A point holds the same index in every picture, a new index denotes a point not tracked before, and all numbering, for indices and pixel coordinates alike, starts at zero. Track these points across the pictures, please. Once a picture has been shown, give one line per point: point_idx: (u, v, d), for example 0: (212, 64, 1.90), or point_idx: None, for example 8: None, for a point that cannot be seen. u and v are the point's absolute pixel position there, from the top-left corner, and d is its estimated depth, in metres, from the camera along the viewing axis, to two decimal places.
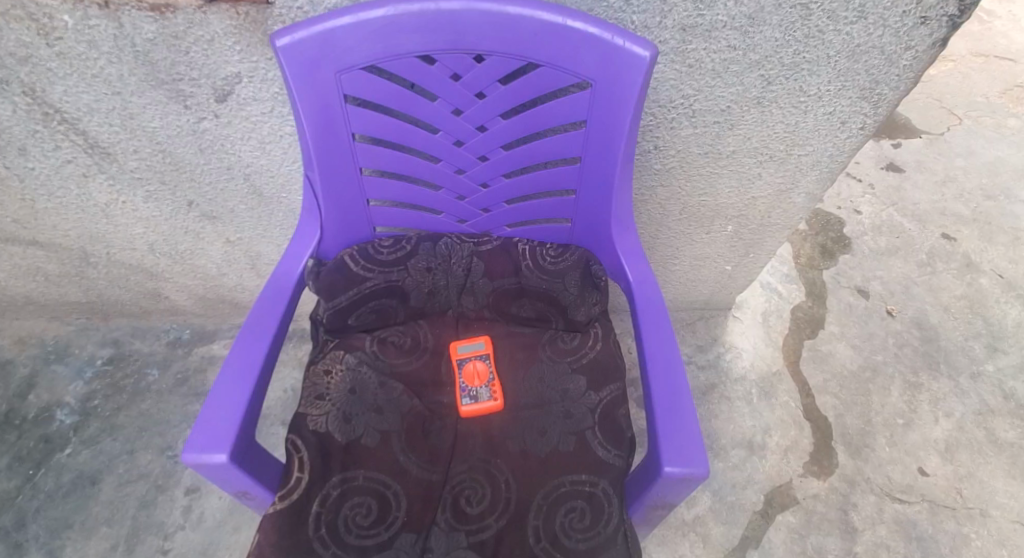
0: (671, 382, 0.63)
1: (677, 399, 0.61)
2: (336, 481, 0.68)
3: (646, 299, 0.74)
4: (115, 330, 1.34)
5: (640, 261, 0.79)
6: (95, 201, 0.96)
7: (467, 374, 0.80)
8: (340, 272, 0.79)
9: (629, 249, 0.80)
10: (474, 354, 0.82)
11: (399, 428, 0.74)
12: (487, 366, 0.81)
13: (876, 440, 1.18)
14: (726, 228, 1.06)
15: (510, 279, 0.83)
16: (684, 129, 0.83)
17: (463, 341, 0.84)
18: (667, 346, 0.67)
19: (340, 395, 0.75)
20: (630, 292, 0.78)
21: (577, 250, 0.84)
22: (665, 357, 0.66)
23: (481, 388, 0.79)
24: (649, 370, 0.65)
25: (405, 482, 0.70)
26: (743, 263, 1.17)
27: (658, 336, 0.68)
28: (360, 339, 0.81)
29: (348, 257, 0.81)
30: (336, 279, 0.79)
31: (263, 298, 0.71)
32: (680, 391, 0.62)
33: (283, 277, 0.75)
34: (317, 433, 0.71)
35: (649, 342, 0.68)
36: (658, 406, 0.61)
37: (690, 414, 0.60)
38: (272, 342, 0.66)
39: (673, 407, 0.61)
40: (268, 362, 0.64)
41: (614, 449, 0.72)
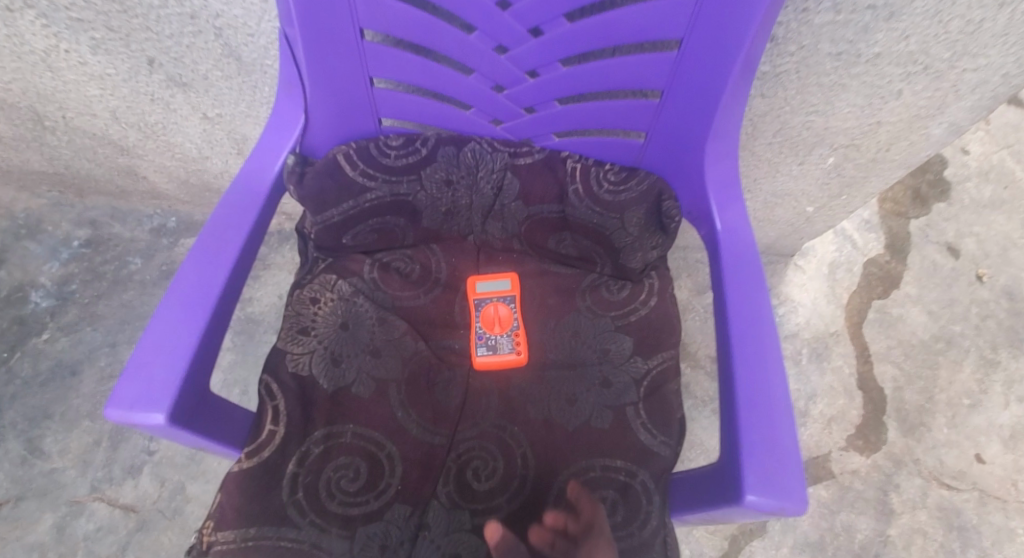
0: (763, 378, 0.47)
1: (767, 403, 0.46)
2: (319, 437, 0.55)
3: (737, 256, 0.55)
4: (92, 209, 1.18)
5: (734, 204, 0.59)
6: (31, 47, 0.75)
7: (485, 319, 0.65)
8: (331, 177, 0.60)
9: (721, 183, 0.59)
10: (496, 295, 0.66)
11: (399, 377, 0.61)
12: (511, 312, 0.66)
13: (934, 419, 1.05)
14: (826, 159, 0.84)
15: (551, 207, 0.65)
16: (819, 16, 0.59)
17: (484, 277, 0.68)
18: (761, 328, 0.50)
19: (329, 330, 0.61)
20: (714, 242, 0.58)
21: (646, 176, 0.63)
22: (756, 340, 0.49)
23: (502, 337, 0.64)
24: (734, 358, 0.48)
25: (403, 444, 0.58)
26: (829, 205, 0.95)
27: (746, 313, 0.51)
28: (359, 263, 0.66)
29: (343, 159, 0.60)
30: (327, 185, 0.60)
31: (225, 205, 0.53)
32: (770, 391, 0.46)
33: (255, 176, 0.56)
34: (298, 377, 0.58)
35: (734, 319, 0.50)
36: (744, 410, 0.45)
37: (786, 427, 0.44)
38: (233, 273, 0.50)
39: (763, 414, 0.45)
40: (223, 299, 0.48)
41: (661, 434, 0.57)
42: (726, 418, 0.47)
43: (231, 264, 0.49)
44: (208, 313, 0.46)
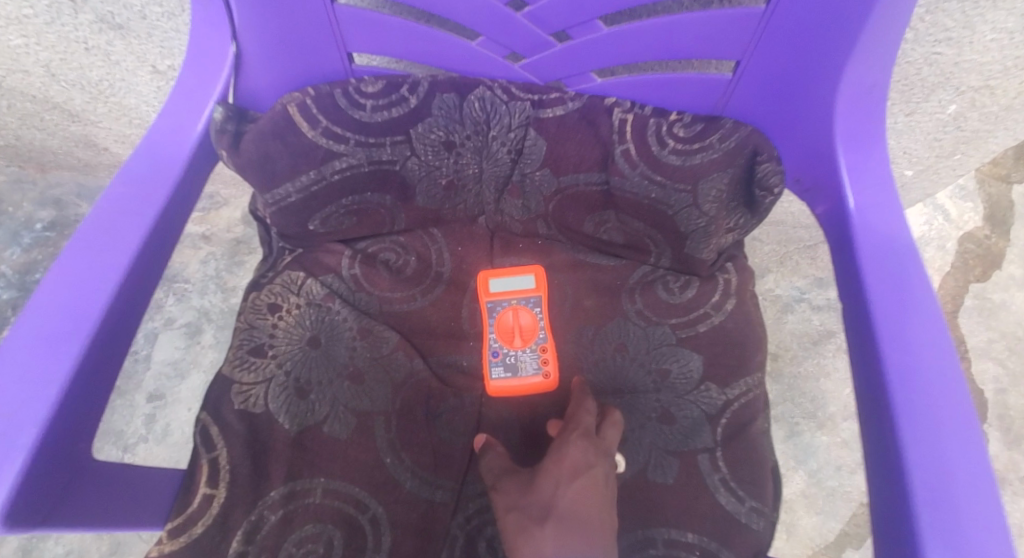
0: (947, 450, 0.30)
1: (959, 492, 0.29)
2: (276, 499, 0.41)
3: (883, 247, 0.36)
4: (56, 187, 1.04)
5: (874, 166, 0.38)
6: None
7: (502, 329, 0.49)
8: (282, 140, 0.41)
9: (854, 131, 0.38)
10: (516, 296, 0.49)
11: (387, 409, 0.46)
12: (535, 319, 0.49)
13: None
14: (947, 108, 0.63)
15: (592, 177, 0.47)
16: None
17: (498, 271, 0.51)
18: (936, 365, 0.32)
19: (293, 350, 0.46)
20: (839, 224, 0.39)
21: (733, 125, 0.42)
22: (933, 388, 0.31)
23: (525, 354, 0.48)
24: (898, 420, 0.31)
25: (392, 504, 0.43)
26: (934, 168, 0.76)
27: (906, 339, 0.33)
28: (336, 255, 0.51)
29: (295, 111, 0.41)
30: (274, 150, 0.41)
31: (120, 183, 0.36)
32: (963, 478, 0.29)
33: (166, 138, 0.39)
34: (248, 416, 0.43)
35: (891, 350, 0.33)
36: (923, 510, 0.28)
37: (993, 539, 0.28)
38: (125, 288, 0.33)
39: (957, 515, 0.28)
40: (106, 330, 0.32)
41: (749, 498, 0.41)
42: (891, 514, 0.31)
43: (121, 275, 0.33)
44: (78, 354, 0.30)
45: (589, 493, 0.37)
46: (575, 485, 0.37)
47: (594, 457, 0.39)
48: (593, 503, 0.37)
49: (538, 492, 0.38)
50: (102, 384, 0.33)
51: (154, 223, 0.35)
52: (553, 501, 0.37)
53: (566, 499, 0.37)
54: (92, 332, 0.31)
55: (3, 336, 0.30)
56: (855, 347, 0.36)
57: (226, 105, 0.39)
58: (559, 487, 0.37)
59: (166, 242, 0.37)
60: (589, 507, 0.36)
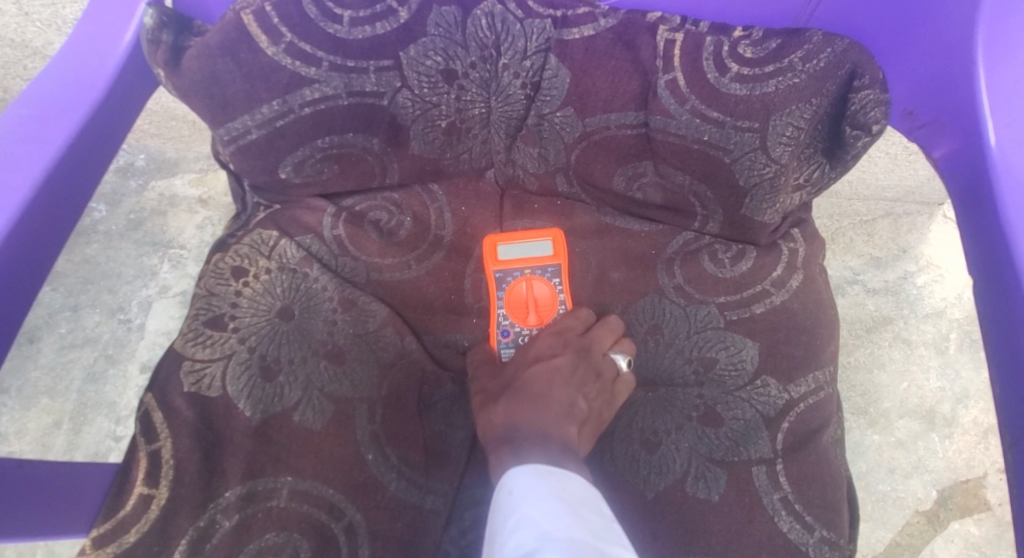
0: None
1: None
2: (231, 502, 0.34)
3: None
4: None
5: None
6: None
7: (512, 304, 0.40)
8: (235, 59, 0.33)
9: (1000, 43, 0.28)
10: (530, 264, 0.41)
11: (371, 396, 0.38)
12: (554, 295, 0.40)
13: None
14: None
15: (627, 119, 0.37)
16: None
17: (507, 234, 0.41)
18: None
19: (259, 323, 0.39)
20: (971, 172, 0.29)
21: (827, 45, 0.32)
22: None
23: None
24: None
25: (372, 511, 0.36)
26: None
27: None
28: (316, 213, 0.43)
29: (251, 20, 0.33)
30: (224, 69, 0.33)
31: (18, 107, 0.29)
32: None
33: (85, 55, 0.31)
34: (201, 400, 0.36)
35: None
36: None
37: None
38: (18, 233, 0.27)
39: None
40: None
41: (818, 526, 0.33)
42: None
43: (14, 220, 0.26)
44: None
45: (551, 375, 0.34)
46: (537, 368, 0.35)
47: (566, 348, 0.36)
48: (557, 382, 0.33)
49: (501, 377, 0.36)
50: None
51: (60, 155, 0.28)
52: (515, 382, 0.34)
53: (528, 378, 0.34)
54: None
55: None
56: (999, 333, 0.27)
57: (160, 7, 0.32)
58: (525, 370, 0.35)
59: (81, 182, 0.30)
60: (550, 386, 0.33)
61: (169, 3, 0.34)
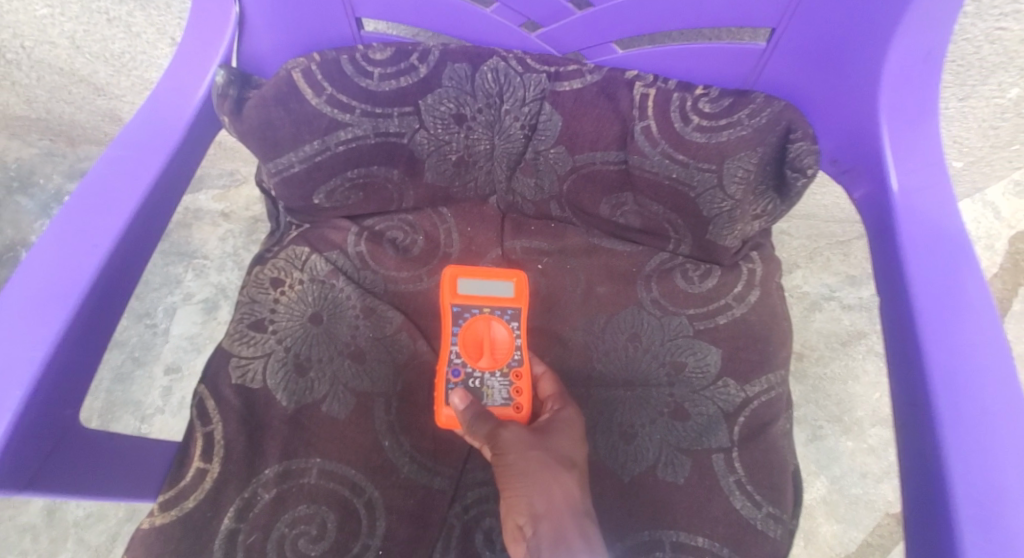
0: (994, 464, 0.26)
1: (1007, 512, 0.25)
2: (269, 478, 0.40)
3: (931, 235, 0.33)
4: (83, 160, 1.06)
5: (924, 146, 0.35)
6: None
7: (471, 341, 0.43)
8: (284, 107, 0.40)
9: (899, 109, 0.35)
10: (490, 304, 0.44)
11: (387, 391, 0.45)
12: (512, 339, 0.43)
13: None
14: (1009, 92, 0.56)
15: (610, 157, 0.43)
16: None
17: (471, 271, 0.45)
18: (984, 361, 0.29)
19: (293, 326, 0.45)
20: (881, 209, 0.36)
21: (769, 101, 0.39)
22: (979, 389, 0.28)
23: (494, 381, 0.41)
24: (940, 423, 0.28)
25: (388, 489, 0.42)
26: (990, 160, 0.69)
27: (955, 336, 0.30)
28: (342, 232, 0.49)
29: (300, 77, 0.39)
30: (277, 116, 0.40)
31: (115, 148, 0.35)
32: (1014, 496, 0.26)
33: (166, 105, 0.37)
34: (246, 391, 0.42)
35: (932, 344, 0.30)
36: (963, 526, 0.25)
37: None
38: (117, 253, 0.32)
39: (1003, 530, 0.25)
40: (98, 297, 0.31)
41: (766, 503, 0.39)
42: (925, 526, 0.28)
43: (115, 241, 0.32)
44: (69, 316, 0.29)
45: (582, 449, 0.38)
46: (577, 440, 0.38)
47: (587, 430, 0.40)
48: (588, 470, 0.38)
49: (551, 443, 0.36)
50: (91, 351, 0.32)
51: (149, 188, 0.34)
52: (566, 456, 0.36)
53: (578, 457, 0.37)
54: (83, 295, 0.30)
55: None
56: (892, 340, 0.34)
57: (229, 69, 0.38)
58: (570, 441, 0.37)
59: (161, 209, 0.36)
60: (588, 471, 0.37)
61: (236, 61, 0.40)
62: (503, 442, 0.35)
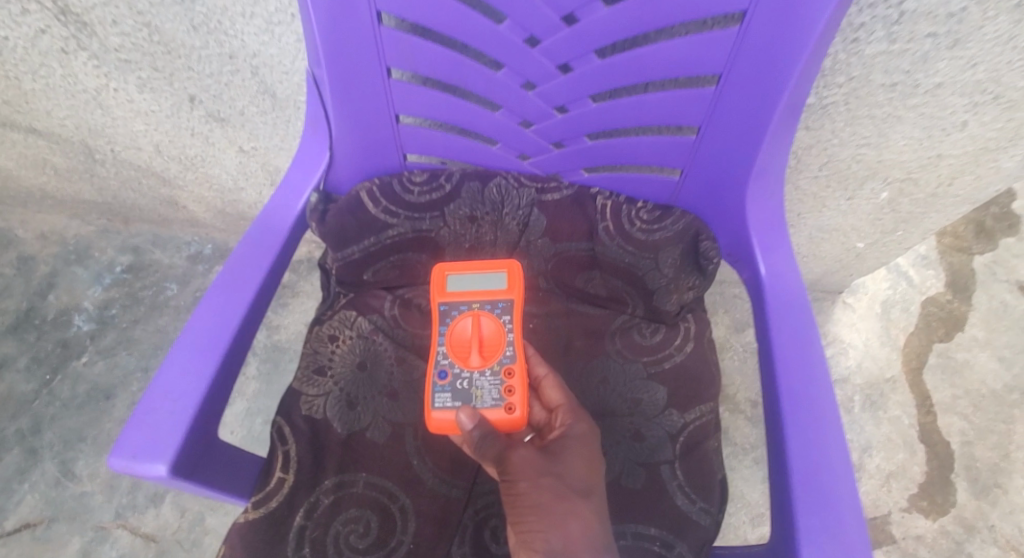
0: (818, 448, 0.41)
1: (827, 481, 0.40)
2: (329, 487, 0.53)
3: (787, 301, 0.50)
4: (136, 236, 1.23)
5: (781, 246, 0.53)
6: (84, 86, 0.79)
7: (461, 338, 0.52)
8: (353, 214, 0.58)
9: (764, 222, 0.54)
10: (478, 305, 0.54)
11: (415, 421, 0.58)
12: (496, 330, 0.52)
13: (1012, 481, 0.93)
14: (879, 195, 0.76)
15: (580, 245, 0.61)
16: (872, 45, 0.53)
17: (464, 282, 0.55)
18: (817, 383, 0.44)
19: (345, 372, 0.59)
20: (757, 287, 0.53)
21: (682, 213, 0.59)
22: (810, 402, 0.43)
23: (483, 380, 0.50)
24: (786, 424, 0.43)
25: (417, 496, 0.55)
26: (883, 241, 0.87)
27: (802, 368, 0.45)
28: (380, 299, 0.64)
29: (365, 195, 0.59)
30: (347, 221, 0.58)
31: (245, 243, 0.51)
32: (834, 470, 0.40)
33: (277, 212, 0.55)
34: (311, 419, 0.56)
35: (783, 371, 0.45)
36: (799, 490, 0.40)
37: (849, 510, 0.39)
38: (247, 316, 0.48)
39: (821, 491, 0.39)
40: (235, 347, 0.46)
41: (699, 500, 0.52)
42: (779, 493, 0.42)
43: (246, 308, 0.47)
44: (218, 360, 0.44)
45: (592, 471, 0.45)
46: (587, 466, 0.45)
47: (593, 453, 0.47)
48: (596, 495, 0.44)
49: (564, 475, 0.43)
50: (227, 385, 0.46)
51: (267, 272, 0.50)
52: (573, 484, 0.43)
53: (584, 487, 0.43)
54: (227, 347, 0.45)
55: (174, 344, 0.45)
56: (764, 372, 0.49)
57: (319, 193, 0.57)
58: (575, 470, 0.44)
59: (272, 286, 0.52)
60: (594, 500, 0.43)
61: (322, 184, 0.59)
62: (516, 472, 0.43)
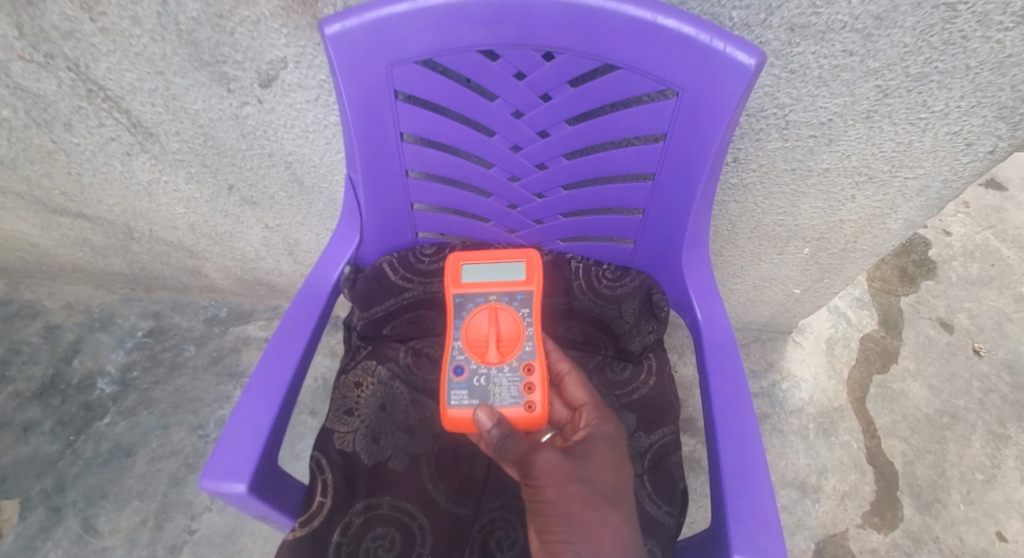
0: (743, 447, 0.54)
1: (750, 472, 0.52)
2: (359, 508, 0.64)
3: (719, 339, 0.64)
4: (156, 303, 1.34)
5: (712, 297, 0.68)
6: (138, 179, 0.94)
7: (483, 331, 0.62)
8: (377, 280, 0.74)
9: (698, 280, 0.69)
10: (497, 302, 0.64)
11: (428, 452, 0.70)
12: (514, 325, 0.63)
13: (949, 495, 1.05)
14: (802, 251, 0.93)
15: (559, 299, 0.75)
16: (771, 142, 0.71)
17: (486, 279, 0.65)
18: (741, 398, 0.57)
19: (370, 412, 0.71)
20: (697, 329, 0.67)
21: (638, 275, 0.74)
22: (737, 414, 0.56)
23: (503, 378, 0.60)
24: (718, 431, 0.55)
25: (432, 515, 0.65)
26: (815, 288, 1.04)
27: (730, 388, 0.58)
28: (395, 349, 0.76)
29: (388, 265, 0.75)
30: (373, 286, 0.74)
31: (294, 307, 0.65)
32: (754, 464, 0.53)
33: (318, 282, 0.69)
34: (343, 453, 0.67)
35: (716, 391, 0.59)
36: (728, 479, 0.52)
37: (766, 493, 0.51)
38: (299, 365, 0.60)
39: (744, 479, 0.52)
40: (291, 390, 0.58)
41: (665, 504, 0.64)
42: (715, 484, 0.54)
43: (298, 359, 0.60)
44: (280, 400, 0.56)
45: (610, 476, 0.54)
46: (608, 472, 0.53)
47: (611, 454, 0.56)
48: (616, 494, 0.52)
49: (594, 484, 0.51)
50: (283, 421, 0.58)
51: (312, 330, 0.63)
52: (600, 490, 0.51)
53: (610, 492, 0.51)
54: (286, 390, 0.57)
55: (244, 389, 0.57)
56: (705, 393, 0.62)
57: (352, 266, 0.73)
58: (600, 476, 0.52)
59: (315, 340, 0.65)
60: (620, 508, 0.51)
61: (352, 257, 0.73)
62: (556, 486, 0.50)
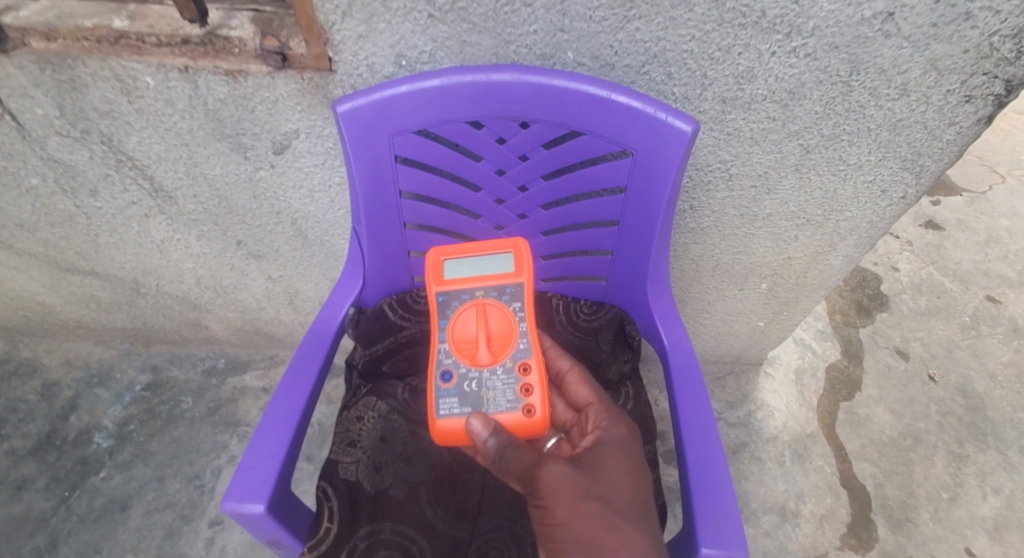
0: (706, 454, 0.61)
1: (714, 475, 0.59)
2: (363, 534, 0.68)
3: (683, 362, 0.72)
4: (155, 356, 1.39)
5: (675, 326, 0.77)
6: (152, 238, 1.02)
7: (470, 333, 0.68)
8: (378, 321, 0.82)
9: (663, 311, 0.78)
10: (486, 300, 0.69)
11: (427, 479, 0.74)
12: (500, 325, 0.68)
13: (919, 515, 1.11)
14: (760, 286, 1.03)
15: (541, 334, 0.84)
16: (719, 192, 0.82)
17: (472, 276, 0.69)
18: (704, 412, 0.65)
19: (371, 443, 0.76)
20: (664, 354, 0.76)
21: (610, 308, 0.83)
22: (700, 426, 0.64)
23: (495, 383, 0.65)
24: (685, 440, 0.63)
25: (431, 538, 0.69)
26: (777, 320, 1.13)
27: (693, 403, 0.66)
28: (393, 386, 0.83)
29: (388, 306, 0.83)
30: (375, 325, 0.82)
31: (304, 345, 0.72)
32: (717, 468, 0.60)
33: (325, 323, 0.76)
34: (347, 481, 0.72)
35: (682, 406, 0.66)
36: (694, 482, 0.59)
37: (728, 492, 0.58)
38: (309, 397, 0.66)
39: (708, 481, 0.59)
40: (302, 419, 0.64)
41: None
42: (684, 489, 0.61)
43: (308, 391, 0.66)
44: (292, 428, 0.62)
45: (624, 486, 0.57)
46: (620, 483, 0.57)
47: (621, 466, 0.60)
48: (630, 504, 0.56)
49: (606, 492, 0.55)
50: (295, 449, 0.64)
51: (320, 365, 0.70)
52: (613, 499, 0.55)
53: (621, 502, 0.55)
54: (298, 419, 0.63)
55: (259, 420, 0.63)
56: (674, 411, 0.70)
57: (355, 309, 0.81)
58: (612, 487, 0.56)
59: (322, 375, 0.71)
60: (634, 517, 0.54)
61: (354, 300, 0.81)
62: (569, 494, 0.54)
